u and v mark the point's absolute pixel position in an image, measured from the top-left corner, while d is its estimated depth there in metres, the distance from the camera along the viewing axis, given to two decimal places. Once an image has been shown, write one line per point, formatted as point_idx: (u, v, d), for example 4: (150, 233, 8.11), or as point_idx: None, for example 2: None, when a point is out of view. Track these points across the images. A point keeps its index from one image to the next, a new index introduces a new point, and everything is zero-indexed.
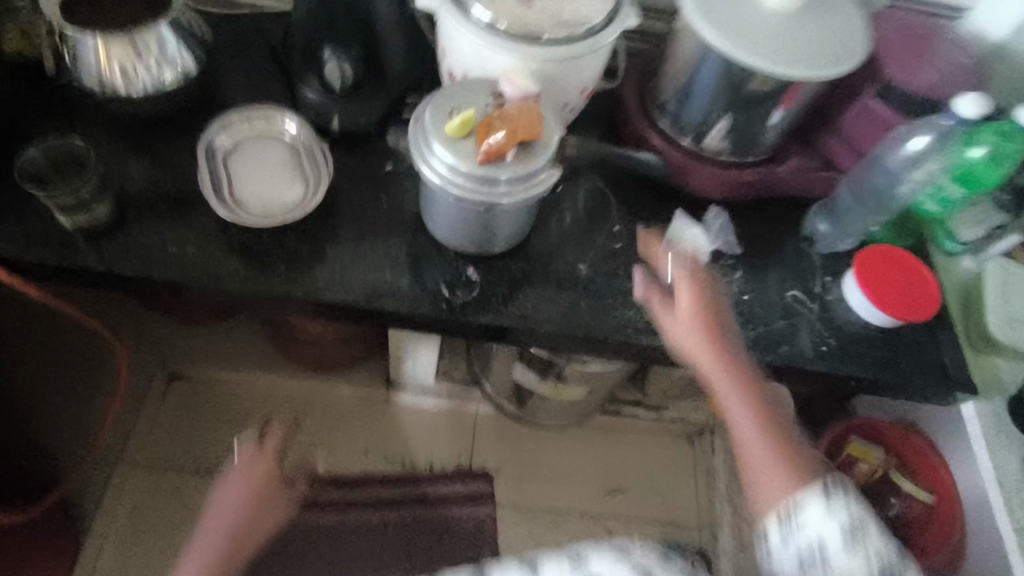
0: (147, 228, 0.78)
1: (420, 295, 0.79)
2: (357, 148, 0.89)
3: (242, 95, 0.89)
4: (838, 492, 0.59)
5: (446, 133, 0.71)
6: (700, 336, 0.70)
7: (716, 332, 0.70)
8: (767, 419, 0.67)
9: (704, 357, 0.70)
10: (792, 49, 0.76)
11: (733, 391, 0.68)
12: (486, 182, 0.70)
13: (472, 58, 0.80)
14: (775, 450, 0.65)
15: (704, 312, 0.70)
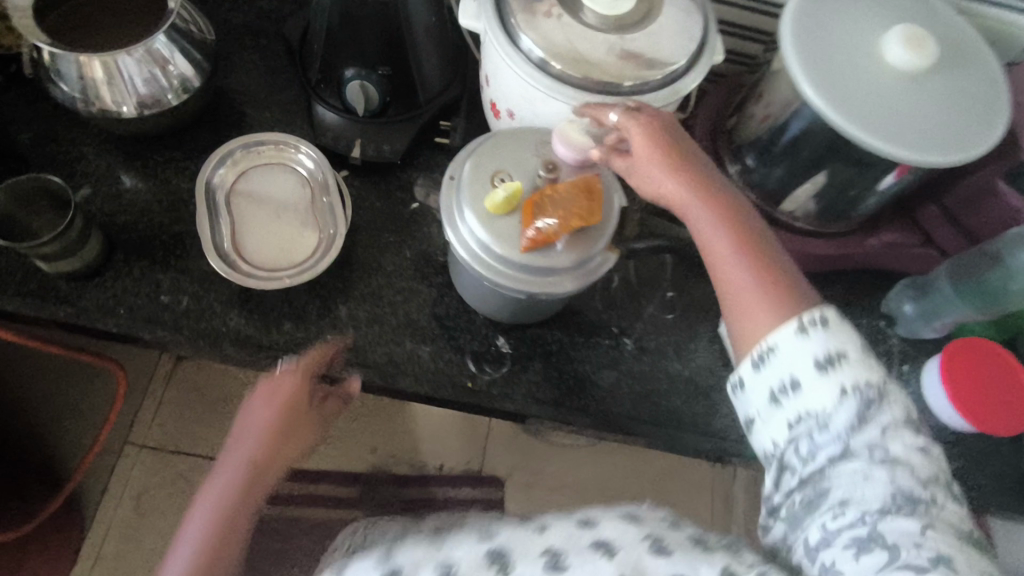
0: (138, 273, 0.68)
1: (443, 367, 0.70)
2: (380, 181, 0.78)
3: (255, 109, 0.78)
4: (826, 321, 0.50)
5: (485, 207, 0.59)
6: (668, 173, 0.57)
7: (681, 156, 0.57)
8: (749, 241, 0.55)
9: (675, 196, 0.57)
10: (909, 122, 0.62)
11: (703, 214, 0.56)
12: (530, 274, 0.59)
13: (523, 98, 0.68)
14: (756, 267, 0.54)
15: (664, 147, 0.57)
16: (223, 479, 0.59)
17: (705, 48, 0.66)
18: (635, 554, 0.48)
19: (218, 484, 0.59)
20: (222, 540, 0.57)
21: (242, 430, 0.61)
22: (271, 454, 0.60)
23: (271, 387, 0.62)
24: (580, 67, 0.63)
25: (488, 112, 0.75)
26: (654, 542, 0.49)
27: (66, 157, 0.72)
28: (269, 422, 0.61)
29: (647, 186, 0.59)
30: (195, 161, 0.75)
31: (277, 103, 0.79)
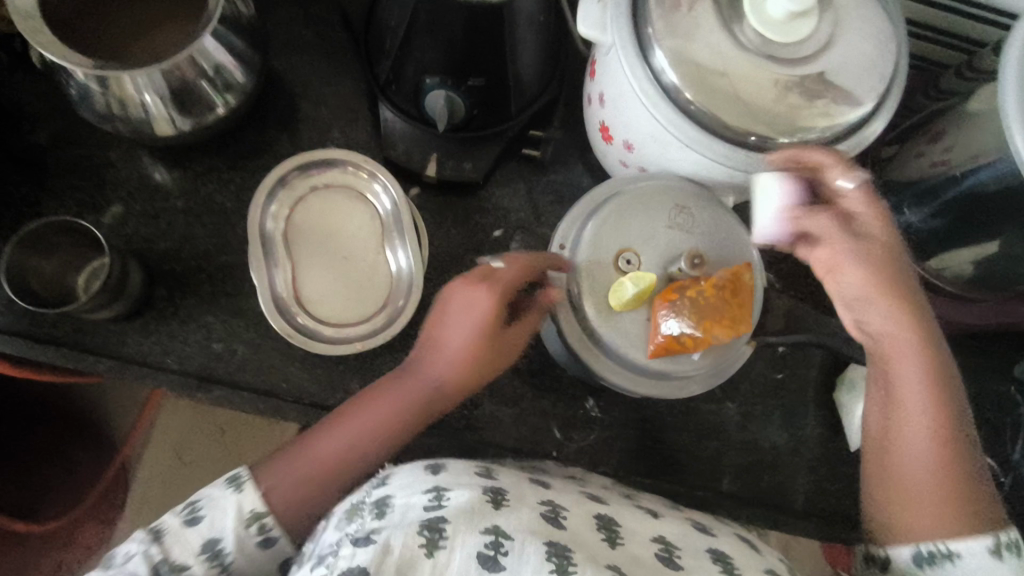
0: (183, 315, 0.59)
1: (526, 433, 0.63)
2: (456, 201, 0.67)
3: (314, 109, 0.65)
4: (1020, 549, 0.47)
5: (612, 295, 0.49)
6: (879, 298, 0.50)
7: (908, 281, 0.51)
8: (950, 415, 0.50)
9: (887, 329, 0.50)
10: None
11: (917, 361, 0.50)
12: (653, 380, 0.50)
13: (647, 136, 0.54)
14: (948, 464, 0.49)
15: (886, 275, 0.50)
16: (391, 396, 0.51)
17: (890, 86, 0.52)
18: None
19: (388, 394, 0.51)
20: (364, 454, 0.50)
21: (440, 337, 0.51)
22: (459, 381, 0.51)
23: (485, 273, 0.50)
24: (732, 114, 0.50)
25: (595, 132, 0.62)
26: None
27: (91, 165, 0.61)
28: (468, 346, 0.50)
29: (845, 279, 0.51)
30: (241, 172, 0.63)
31: (336, 98, 0.66)
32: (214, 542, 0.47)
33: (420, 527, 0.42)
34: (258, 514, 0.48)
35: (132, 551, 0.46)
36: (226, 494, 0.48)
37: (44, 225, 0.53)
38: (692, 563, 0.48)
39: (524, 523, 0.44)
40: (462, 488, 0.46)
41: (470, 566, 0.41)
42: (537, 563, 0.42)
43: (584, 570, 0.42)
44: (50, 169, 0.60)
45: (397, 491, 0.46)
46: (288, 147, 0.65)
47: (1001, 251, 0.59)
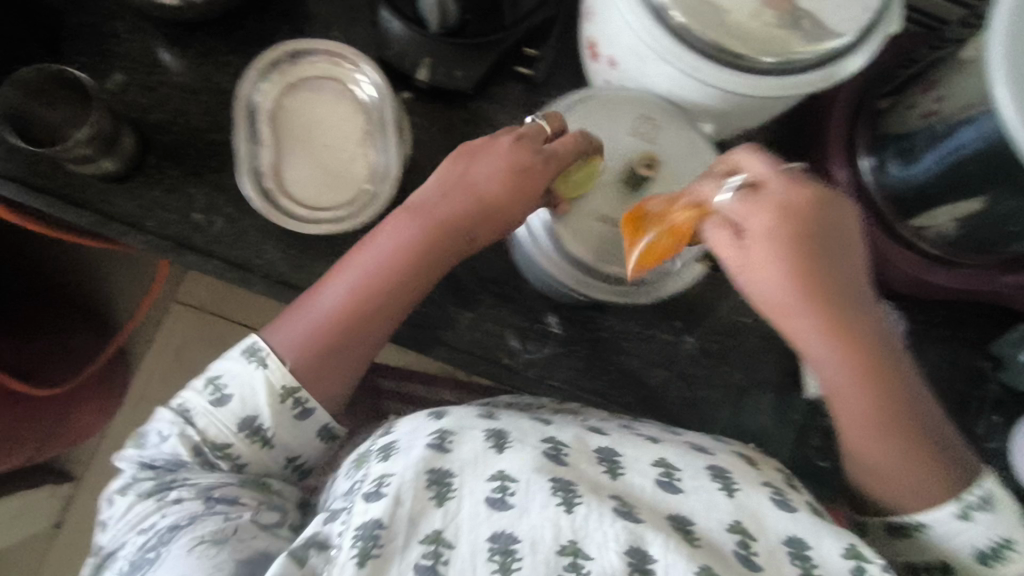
0: (170, 184, 0.62)
1: (483, 338, 0.65)
2: (445, 110, 0.68)
3: (316, 6, 0.67)
4: (992, 503, 0.47)
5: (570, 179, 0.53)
6: (789, 278, 0.45)
7: (829, 292, 0.46)
8: (876, 360, 0.47)
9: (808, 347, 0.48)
10: None
11: (849, 363, 0.46)
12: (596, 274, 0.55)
13: (628, 51, 0.55)
14: (874, 406, 0.47)
15: (795, 249, 0.45)
16: (394, 242, 0.52)
17: (879, 19, 0.52)
18: (754, 499, 0.46)
19: (395, 235, 0.53)
20: (385, 298, 0.52)
21: (468, 179, 0.54)
22: (478, 216, 0.53)
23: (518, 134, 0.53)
24: (709, 28, 0.49)
25: (585, 53, 0.62)
26: (775, 491, 0.47)
27: (98, 31, 0.63)
28: (480, 173, 0.53)
29: (753, 299, 0.48)
30: (240, 56, 0.65)
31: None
32: (250, 420, 0.49)
33: (427, 479, 0.43)
34: (288, 389, 0.50)
35: (168, 434, 0.50)
36: (252, 370, 0.49)
37: (40, 72, 0.57)
38: (693, 484, 0.47)
39: (528, 463, 0.44)
40: (465, 435, 0.47)
41: (480, 506, 0.42)
42: (545, 498, 0.42)
43: (589, 500, 0.43)
44: (57, 31, 0.62)
45: (403, 438, 0.47)
46: (286, 39, 0.66)
47: (985, 212, 0.57)
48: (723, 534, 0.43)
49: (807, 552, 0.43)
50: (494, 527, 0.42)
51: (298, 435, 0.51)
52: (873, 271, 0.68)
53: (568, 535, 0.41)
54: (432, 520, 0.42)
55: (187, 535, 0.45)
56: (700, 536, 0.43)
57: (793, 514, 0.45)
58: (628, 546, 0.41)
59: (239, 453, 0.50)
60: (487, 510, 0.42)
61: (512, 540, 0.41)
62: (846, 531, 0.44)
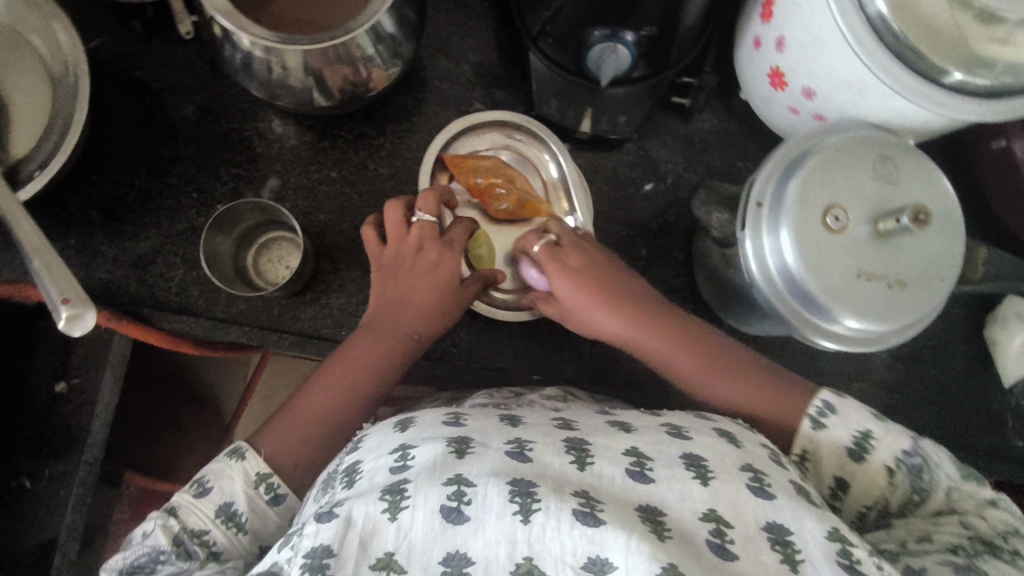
0: (353, 288, 0.58)
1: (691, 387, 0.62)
2: (601, 156, 0.65)
3: (458, 71, 0.64)
4: (830, 409, 0.47)
5: (808, 229, 0.48)
6: (609, 310, 0.50)
7: (655, 318, 0.51)
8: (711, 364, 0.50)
9: (668, 360, 0.50)
10: None
11: (734, 378, 0.49)
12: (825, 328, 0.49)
13: (837, 83, 0.52)
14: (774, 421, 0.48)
15: (590, 280, 0.51)
16: (362, 347, 0.51)
17: None
18: (732, 488, 0.40)
19: (361, 351, 0.51)
20: (351, 409, 0.50)
21: (389, 274, 0.53)
22: (424, 327, 0.53)
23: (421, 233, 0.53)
24: (945, 52, 0.46)
25: (759, 79, 0.60)
26: (753, 476, 0.42)
27: (238, 136, 0.59)
28: (428, 296, 0.53)
29: (669, 364, 0.50)
30: (388, 136, 0.61)
31: (479, 57, 0.64)
32: (227, 505, 0.44)
33: (382, 493, 0.39)
34: (264, 475, 0.46)
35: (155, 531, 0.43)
36: (228, 464, 0.46)
37: (241, 205, 0.54)
38: (665, 475, 0.41)
39: (487, 465, 0.39)
40: (427, 443, 0.42)
41: (436, 518, 0.37)
42: (501, 507, 0.38)
43: (549, 502, 0.37)
44: (198, 144, 0.59)
45: (366, 458, 0.43)
46: (433, 110, 0.63)
47: None
48: (695, 526, 0.38)
49: (788, 537, 0.38)
50: (450, 546, 0.37)
51: (274, 530, 0.46)
52: None
53: (524, 552, 0.36)
54: (386, 539, 0.37)
55: None
56: (671, 527, 0.38)
57: (771, 502, 0.40)
58: (586, 558, 0.36)
59: (222, 545, 0.43)
60: (442, 526, 0.37)
61: (467, 561, 0.36)
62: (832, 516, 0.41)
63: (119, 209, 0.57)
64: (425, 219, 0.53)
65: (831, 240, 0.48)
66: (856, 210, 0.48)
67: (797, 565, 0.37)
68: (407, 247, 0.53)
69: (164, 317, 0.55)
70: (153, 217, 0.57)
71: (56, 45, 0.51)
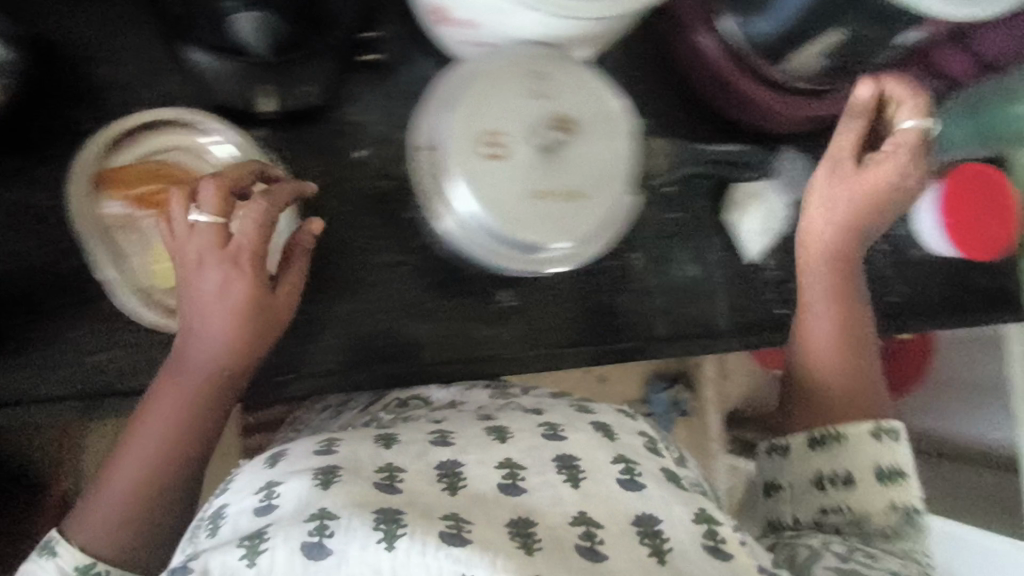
0: (53, 338, 0.55)
1: (446, 336, 0.64)
2: (302, 133, 0.61)
3: (113, 74, 0.57)
4: (897, 435, 0.62)
5: (470, 168, 0.47)
6: (855, 227, 0.66)
7: (864, 216, 0.66)
8: (848, 313, 0.66)
9: (818, 230, 0.67)
10: None
11: (833, 319, 0.66)
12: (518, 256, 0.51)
13: (480, 9, 0.51)
14: (840, 330, 0.66)
15: (873, 200, 0.66)
16: (175, 404, 0.51)
17: None
18: (602, 486, 0.48)
19: (165, 407, 0.51)
20: (176, 466, 0.51)
21: (214, 304, 0.51)
22: (237, 362, 0.52)
23: (234, 252, 0.51)
24: None
25: (428, 17, 0.57)
26: (625, 470, 0.50)
27: None
28: (232, 338, 0.51)
29: (821, 326, 0.66)
30: (46, 166, 0.55)
31: (132, 52, 0.57)
32: None
33: (241, 540, 0.40)
34: (84, 566, 0.49)
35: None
36: (41, 564, 0.49)
37: None
38: (539, 482, 0.48)
39: (349, 499, 0.42)
40: (291, 480, 0.44)
41: (297, 559, 0.39)
42: (365, 536, 0.40)
43: (414, 528, 0.40)
44: None
45: (230, 502, 0.45)
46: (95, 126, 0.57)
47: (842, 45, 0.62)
48: (567, 531, 0.45)
49: (656, 527, 0.47)
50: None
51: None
52: (755, 120, 0.69)
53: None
54: None
55: None
56: (540, 536, 0.43)
57: (641, 494, 0.49)
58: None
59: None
60: (303, 565, 0.39)
61: None
62: (694, 498, 0.51)
63: None
64: (207, 221, 0.50)
65: (495, 171, 0.48)
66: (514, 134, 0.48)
67: (663, 555, 0.45)
68: (188, 254, 0.51)
69: None
70: None
71: None
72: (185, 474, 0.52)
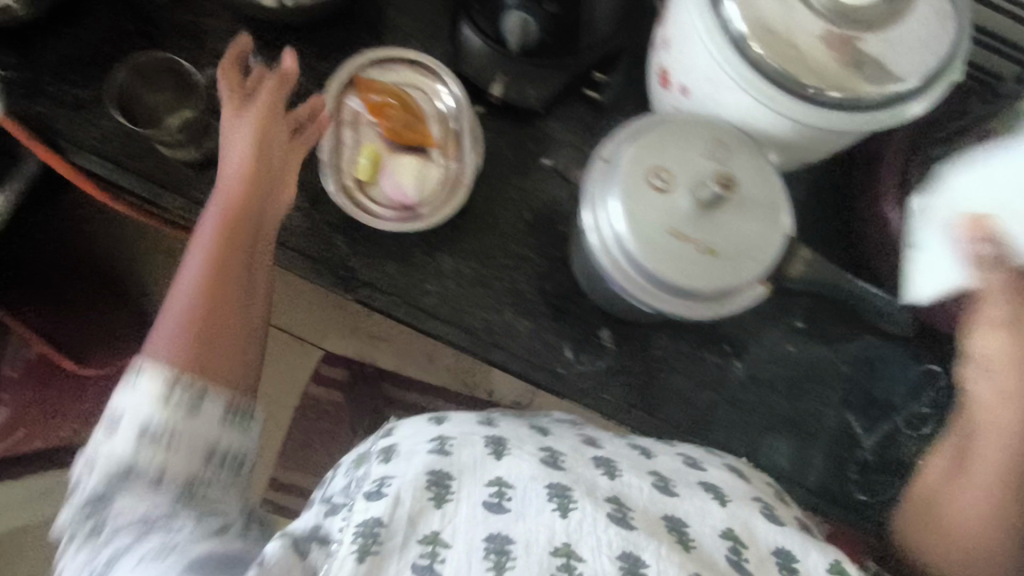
0: None
1: (537, 347, 0.67)
2: (512, 124, 0.71)
3: (401, 22, 0.71)
4: None
5: (632, 190, 0.52)
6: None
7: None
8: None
9: (992, 416, 0.56)
10: None
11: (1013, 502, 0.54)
12: (651, 287, 0.53)
13: (705, 79, 0.58)
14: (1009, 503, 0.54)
15: None
16: (201, 248, 0.55)
17: (945, 72, 0.55)
18: (745, 512, 0.54)
19: (216, 248, 0.55)
20: (234, 287, 0.55)
21: (228, 137, 0.58)
22: (252, 183, 0.57)
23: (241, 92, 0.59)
24: (783, 57, 0.53)
25: (653, 79, 0.66)
26: (732, 548, 0.51)
27: (194, 29, 0.67)
28: (242, 164, 0.57)
29: (975, 497, 0.55)
30: (323, 60, 0.69)
31: (423, 15, 0.71)
32: (126, 460, 0.47)
33: (427, 482, 0.50)
34: (170, 386, 0.49)
35: (115, 542, 0.46)
36: (118, 416, 0.48)
37: (154, 59, 0.64)
38: (689, 494, 0.56)
39: (524, 471, 0.52)
40: (464, 442, 0.55)
41: (478, 508, 0.48)
42: (542, 503, 0.49)
43: (584, 504, 0.49)
44: (159, 27, 0.66)
45: (403, 442, 0.56)
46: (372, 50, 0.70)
47: None
48: (716, 539, 0.51)
49: (795, 564, 0.50)
50: (490, 527, 0.47)
51: (206, 427, 0.50)
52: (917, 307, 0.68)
53: (564, 538, 0.47)
54: (431, 521, 0.47)
55: (158, 540, 0.45)
56: (692, 537, 0.51)
57: (781, 528, 0.53)
58: (621, 551, 0.46)
59: (183, 479, 0.48)
60: (485, 513, 0.48)
61: (508, 541, 0.46)
62: (833, 551, 0.52)
63: (73, 60, 0.64)
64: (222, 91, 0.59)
65: (655, 201, 0.52)
66: (682, 179, 0.53)
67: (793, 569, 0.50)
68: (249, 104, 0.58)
69: (79, 156, 0.62)
70: (99, 74, 0.64)
71: None
72: (242, 288, 0.55)
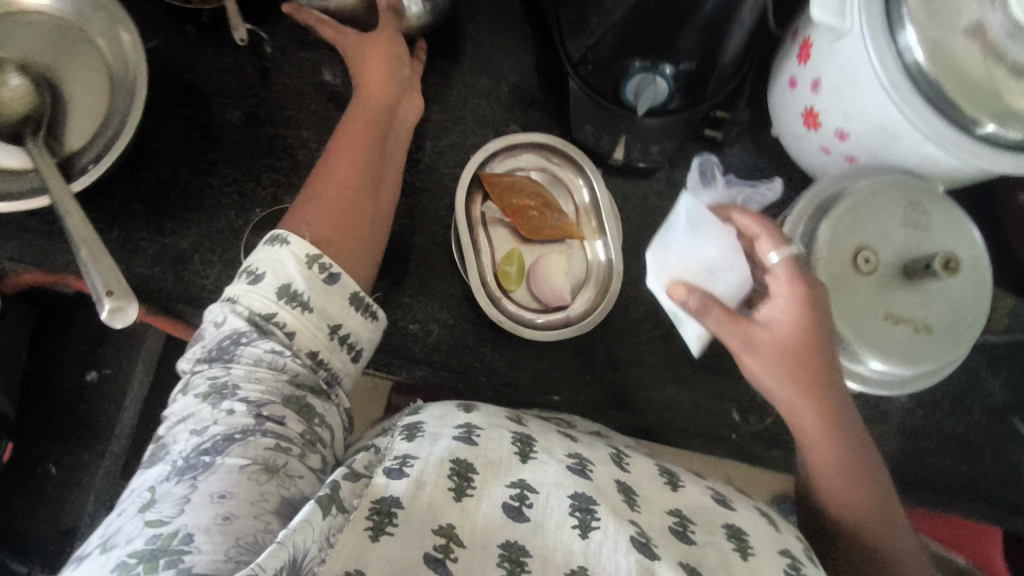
0: (384, 297, 0.60)
1: (703, 416, 0.64)
2: (632, 181, 0.66)
3: (496, 91, 0.65)
4: None
5: (833, 262, 0.50)
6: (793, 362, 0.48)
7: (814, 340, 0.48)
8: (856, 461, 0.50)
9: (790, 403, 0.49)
10: None
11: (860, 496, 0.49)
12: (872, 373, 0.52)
13: (871, 128, 0.53)
14: (842, 486, 0.49)
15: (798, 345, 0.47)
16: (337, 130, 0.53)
17: None
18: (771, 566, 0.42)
19: (348, 126, 0.53)
20: (366, 171, 0.51)
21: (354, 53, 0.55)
22: (379, 88, 0.54)
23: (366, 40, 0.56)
24: (971, 100, 0.47)
25: (794, 119, 0.60)
26: None
27: (280, 144, 0.60)
28: (374, 62, 0.55)
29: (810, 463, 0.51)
30: (426, 151, 0.63)
31: (518, 78, 0.65)
32: (286, 288, 0.44)
33: (449, 471, 0.39)
34: (313, 256, 0.45)
35: (235, 401, 0.41)
36: (274, 250, 0.45)
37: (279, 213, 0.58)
38: (706, 542, 0.42)
39: (552, 476, 0.41)
40: (493, 432, 0.43)
41: (498, 514, 0.39)
42: (560, 517, 0.39)
43: (607, 525, 0.39)
44: (242, 148, 0.59)
45: (431, 422, 0.43)
46: (472, 128, 0.64)
47: None
48: None
49: None
50: (508, 536, 0.38)
51: (339, 307, 0.46)
52: None
53: (579, 561, 0.37)
54: (448, 512, 0.38)
55: (240, 450, 0.38)
56: None
57: None
58: None
59: (300, 376, 0.43)
60: (502, 519, 0.38)
61: (524, 554, 0.37)
62: None
63: (163, 206, 0.57)
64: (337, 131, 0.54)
65: (861, 283, 0.50)
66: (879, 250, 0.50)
67: None
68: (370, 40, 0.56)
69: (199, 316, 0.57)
70: (193, 217, 0.58)
71: (118, 46, 0.53)
72: (371, 175, 0.52)
